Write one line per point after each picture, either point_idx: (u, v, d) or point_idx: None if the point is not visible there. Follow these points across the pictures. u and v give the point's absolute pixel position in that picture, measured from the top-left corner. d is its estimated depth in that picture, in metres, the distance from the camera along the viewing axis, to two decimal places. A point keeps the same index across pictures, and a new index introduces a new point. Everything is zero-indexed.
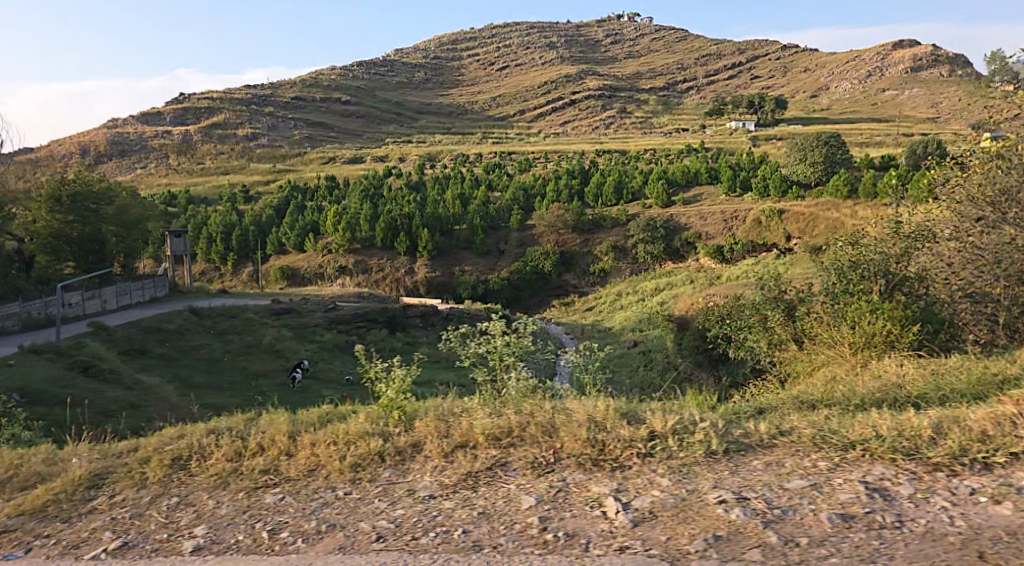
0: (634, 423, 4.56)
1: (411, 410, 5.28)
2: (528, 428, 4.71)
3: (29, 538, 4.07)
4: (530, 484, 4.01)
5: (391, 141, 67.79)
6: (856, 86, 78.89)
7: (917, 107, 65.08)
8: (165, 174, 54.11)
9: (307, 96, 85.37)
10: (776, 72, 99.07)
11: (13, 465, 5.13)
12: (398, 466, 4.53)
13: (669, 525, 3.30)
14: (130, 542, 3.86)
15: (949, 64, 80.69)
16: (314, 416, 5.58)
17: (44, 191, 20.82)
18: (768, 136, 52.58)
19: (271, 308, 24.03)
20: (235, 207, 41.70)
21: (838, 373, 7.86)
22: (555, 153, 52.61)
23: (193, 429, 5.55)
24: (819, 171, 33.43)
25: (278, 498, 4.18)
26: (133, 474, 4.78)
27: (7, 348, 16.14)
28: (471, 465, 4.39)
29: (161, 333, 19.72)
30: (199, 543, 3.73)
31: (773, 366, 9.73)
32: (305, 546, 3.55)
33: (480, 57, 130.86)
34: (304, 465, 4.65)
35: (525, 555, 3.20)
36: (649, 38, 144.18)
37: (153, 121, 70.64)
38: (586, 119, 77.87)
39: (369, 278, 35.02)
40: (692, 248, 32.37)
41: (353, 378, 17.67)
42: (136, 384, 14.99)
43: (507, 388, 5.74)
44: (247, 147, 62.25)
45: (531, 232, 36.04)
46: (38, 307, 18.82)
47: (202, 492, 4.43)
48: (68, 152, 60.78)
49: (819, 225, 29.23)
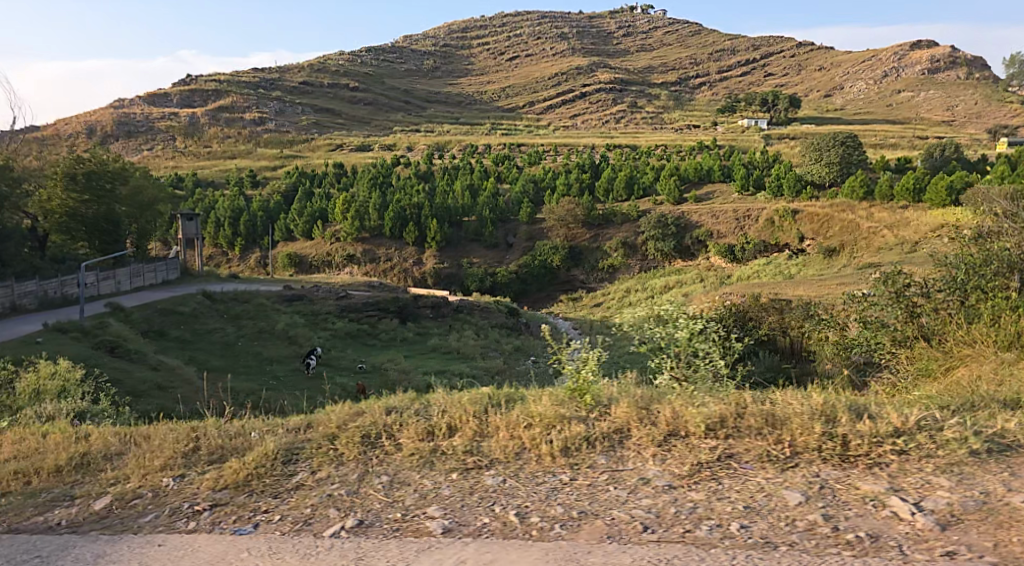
0: (866, 418, 4.23)
1: (599, 393, 5.00)
2: (745, 418, 4.37)
3: (250, 513, 3.98)
4: (781, 477, 3.71)
5: (398, 129, 68.30)
6: (871, 87, 77.05)
7: (932, 110, 63.98)
8: (172, 156, 55.30)
9: (316, 81, 86.00)
10: (790, 70, 97.67)
11: (193, 438, 5.10)
12: (611, 453, 4.24)
13: (985, 529, 3.10)
14: (367, 520, 3.70)
15: (967, 67, 79.07)
16: (482, 397, 5.30)
17: (59, 169, 21.13)
18: (781, 134, 51.58)
19: (281, 295, 24.31)
20: (242, 192, 42.34)
21: (986, 375, 6.50)
22: (562, 147, 52.24)
23: (369, 405, 5.37)
24: (835, 172, 32.65)
25: (499, 480, 4.00)
26: (326, 451, 4.66)
27: (31, 324, 16.53)
28: (699, 456, 4.05)
29: (176, 315, 19.99)
30: (445, 524, 3.54)
31: (890, 372, 7.82)
32: (568, 531, 3.31)
33: (491, 45, 131.07)
34: (509, 447, 4.41)
35: (837, 556, 2.94)
36: (664, 31, 142.73)
37: (161, 102, 71.70)
38: (596, 111, 77.24)
39: (378, 267, 35.36)
40: (703, 246, 31.47)
41: (363, 366, 17.74)
42: (159, 365, 15.27)
43: (669, 377, 5.62)
44: (253, 132, 63.26)
45: (540, 226, 35.53)
46: (54, 286, 19.16)
47: (409, 471, 4.28)
48: (76, 131, 62.06)
49: (834, 226, 28.24)
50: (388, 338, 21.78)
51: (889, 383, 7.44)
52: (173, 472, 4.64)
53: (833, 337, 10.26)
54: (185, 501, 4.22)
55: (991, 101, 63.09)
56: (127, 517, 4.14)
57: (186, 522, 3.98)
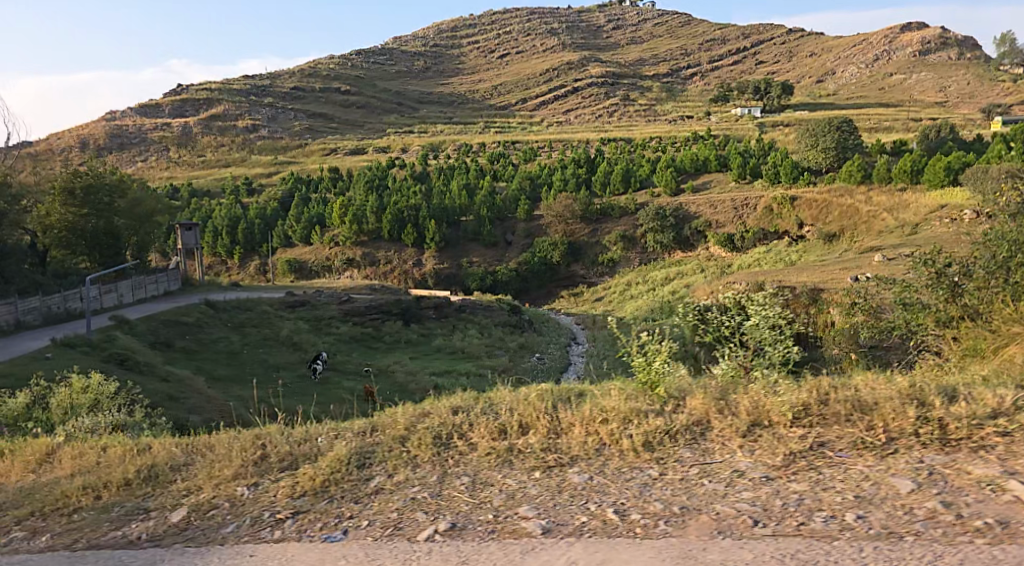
0: (958, 400, 4.08)
1: (671, 384, 4.81)
2: (832, 405, 4.21)
3: (334, 519, 3.90)
4: (884, 464, 3.59)
5: (391, 131, 68.19)
6: (863, 71, 76.46)
7: (925, 91, 63.55)
8: (166, 167, 55.44)
9: (307, 87, 86.06)
10: (781, 57, 97.00)
11: (258, 444, 5.04)
12: (696, 446, 4.07)
13: None
14: (459, 523, 3.61)
15: (958, 47, 78.54)
16: (540, 395, 5.10)
17: (58, 184, 21.14)
18: (775, 122, 51.20)
19: (284, 301, 24.37)
20: (238, 200, 42.38)
21: None
22: (555, 143, 52.03)
23: (431, 407, 5.27)
24: (831, 157, 32.07)
25: (586, 478, 3.88)
26: (399, 453, 4.57)
27: (39, 340, 16.56)
28: (792, 445, 3.90)
29: (181, 325, 20.01)
30: (544, 524, 3.44)
31: (931, 353, 7.19)
32: (674, 528, 3.21)
33: (482, 43, 130.83)
34: (587, 442, 4.28)
35: (971, 545, 2.86)
36: (654, 23, 142.20)
37: (152, 114, 71.79)
38: (591, 105, 76.77)
39: (378, 270, 35.33)
40: (702, 237, 31.23)
41: (370, 369, 17.77)
42: (169, 376, 15.27)
43: (731, 364, 5.32)
44: (246, 140, 63.39)
45: (539, 222, 35.41)
46: (58, 301, 19.21)
47: (488, 470, 4.19)
48: (68, 145, 62.16)
49: (833, 211, 27.62)
50: (393, 341, 21.82)
51: (933, 365, 6.79)
52: (246, 480, 4.56)
53: (862, 313, 9.59)
54: (264, 510, 4.14)
55: (984, 81, 62.67)
56: (208, 528, 4.08)
57: (270, 531, 3.91)
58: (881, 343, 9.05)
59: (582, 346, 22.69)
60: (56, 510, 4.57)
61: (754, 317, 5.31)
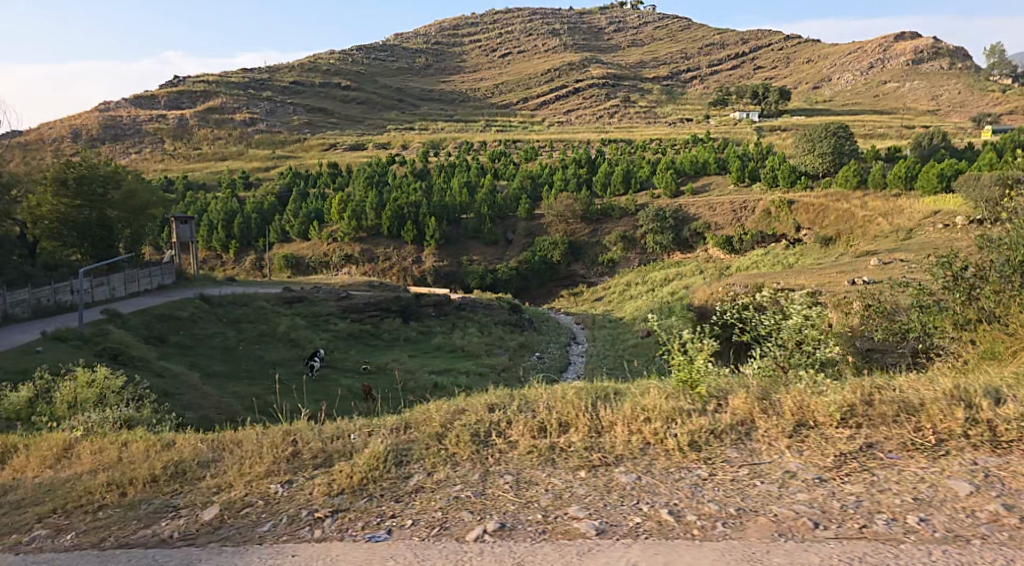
0: (1004, 401, 4.06)
1: (709, 383, 4.77)
2: (876, 406, 4.18)
3: (376, 519, 3.88)
4: (936, 465, 3.58)
5: (390, 127, 67.99)
6: (859, 77, 76.52)
7: (918, 100, 63.68)
8: (161, 160, 55.14)
9: (305, 81, 85.74)
10: (779, 63, 97.08)
11: (286, 441, 5.00)
12: (742, 446, 4.04)
13: None
14: (508, 523, 3.58)
15: (952, 57, 78.75)
16: (571, 394, 5.05)
17: (49, 175, 20.97)
18: (773, 126, 51.23)
19: (281, 297, 24.29)
20: (235, 194, 42.18)
21: None
22: (555, 143, 51.95)
23: (465, 404, 5.24)
24: (828, 162, 32.09)
25: (633, 478, 3.86)
26: (437, 451, 4.54)
27: (29, 333, 16.47)
28: (841, 447, 3.88)
29: (176, 320, 19.93)
30: (597, 525, 3.42)
31: (946, 356, 7.10)
32: (734, 530, 3.21)
33: (481, 41, 130.53)
34: (630, 442, 4.25)
35: None
36: (653, 25, 142.05)
37: (148, 105, 71.42)
38: (590, 107, 76.67)
39: (376, 268, 35.27)
40: (701, 238, 31.17)
41: (368, 366, 17.77)
42: (165, 371, 15.21)
43: (763, 365, 5.27)
44: (244, 133, 63.10)
45: (539, 222, 35.40)
46: (47, 294, 19.11)
47: (531, 468, 4.16)
48: (61, 135, 61.70)
49: (829, 215, 27.76)
50: (392, 338, 21.79)
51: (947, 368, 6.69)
52: (279, 478, 4.53)
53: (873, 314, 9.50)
54: (302, 508, 4.11)
55: (976, 90, 62.84)
56: (244, 526, 4.04)
57: (310, 530, 3.88)
58: (895, 346, 8.82)
59: (582, 345, 22.67)
60: (79, 506, 4.53)
61: (794, 318, 5.24)
